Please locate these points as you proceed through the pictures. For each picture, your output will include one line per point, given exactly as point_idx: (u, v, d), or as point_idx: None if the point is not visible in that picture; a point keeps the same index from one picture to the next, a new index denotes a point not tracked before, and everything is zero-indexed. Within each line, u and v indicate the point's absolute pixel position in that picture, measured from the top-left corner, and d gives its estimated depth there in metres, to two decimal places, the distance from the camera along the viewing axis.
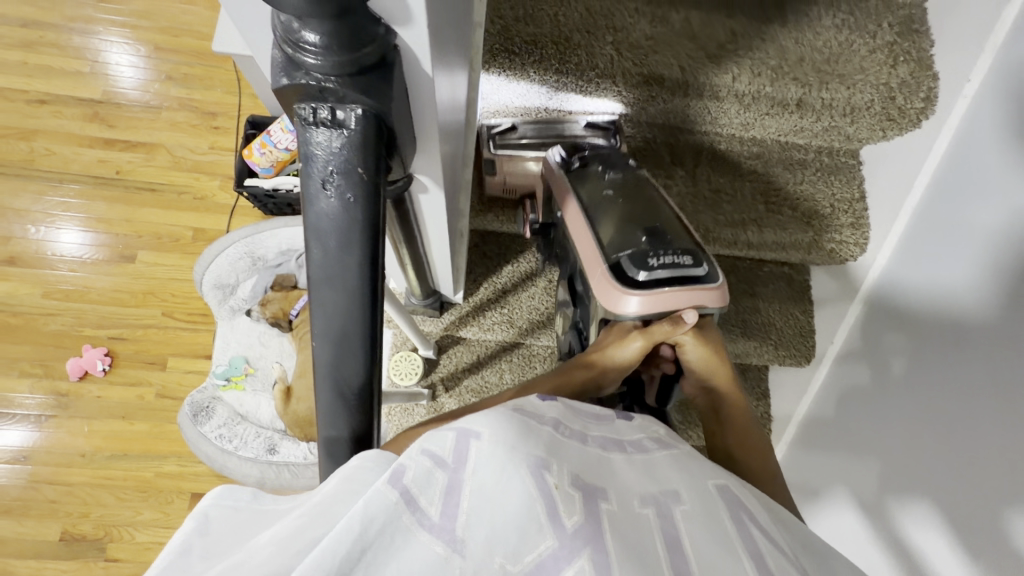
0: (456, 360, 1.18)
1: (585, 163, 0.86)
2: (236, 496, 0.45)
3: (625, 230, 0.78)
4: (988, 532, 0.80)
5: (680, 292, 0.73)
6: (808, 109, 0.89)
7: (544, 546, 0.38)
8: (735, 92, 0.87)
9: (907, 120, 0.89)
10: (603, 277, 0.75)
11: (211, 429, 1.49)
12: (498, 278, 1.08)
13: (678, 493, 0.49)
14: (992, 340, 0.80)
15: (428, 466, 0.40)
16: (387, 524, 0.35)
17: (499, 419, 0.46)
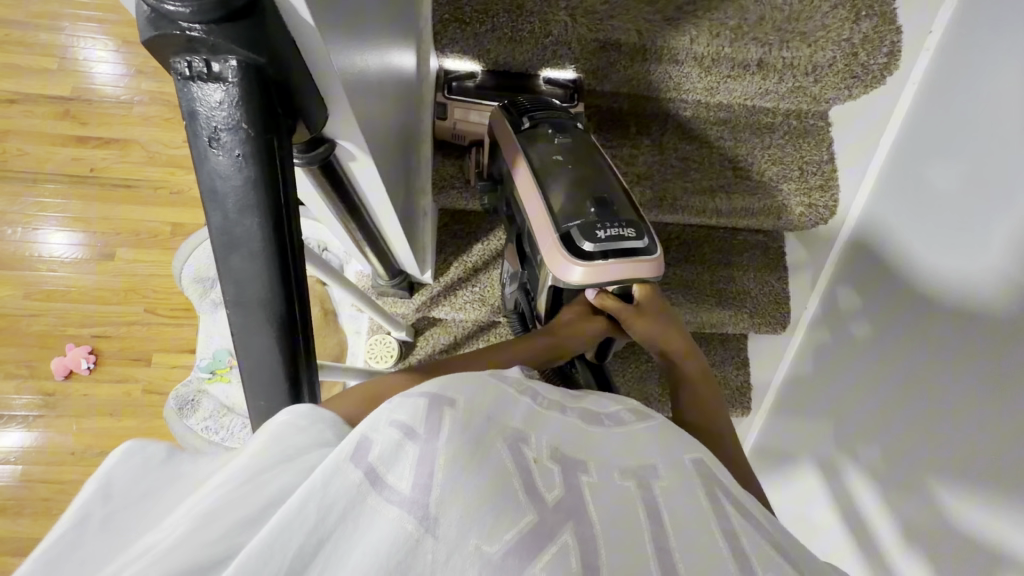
0: (434, 343, 1.20)
1: (536, 125, 0.81)
2: (150, 452, 0.36)
3: (573, 196, 0.75)
4: (950, 477, 0.82)
5: (624, 264, 0.72)
6: (769, 70, 0.87)
7: (524, 522, 0.36)
8: (694, 55, 0.85)
9: (871, 77, 0.88)
10: (551, 248, 0.73)
11: (196, 421, 1.53)
12: (468, 257, 1.07)
13: (656, 469, 0.47)
14: (955, 287, 0.82)
15: (396, 436, 0.36)
16: (347, 509, 0.32)
17: (468, 389, 0.43)
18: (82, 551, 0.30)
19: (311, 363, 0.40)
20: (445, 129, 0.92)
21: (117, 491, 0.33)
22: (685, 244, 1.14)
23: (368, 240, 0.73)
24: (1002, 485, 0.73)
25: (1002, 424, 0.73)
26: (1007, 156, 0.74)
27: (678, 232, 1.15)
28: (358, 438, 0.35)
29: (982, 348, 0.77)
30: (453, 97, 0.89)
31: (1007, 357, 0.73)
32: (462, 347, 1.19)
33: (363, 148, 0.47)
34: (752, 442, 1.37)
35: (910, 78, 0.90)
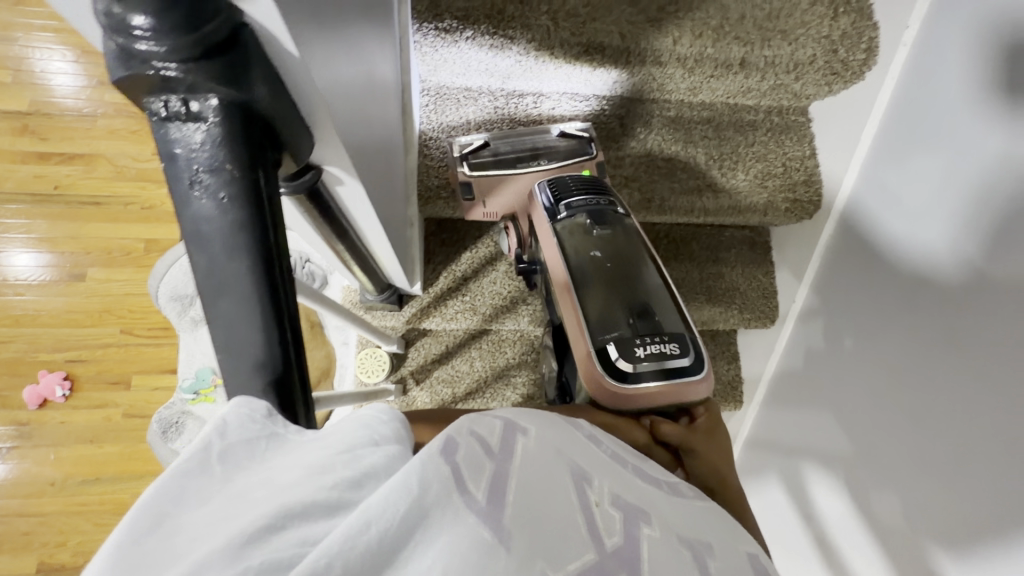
0: (425, 352, 1.19)
1: (572, 215, 0.83)
2: (255, 405, 0.32)
3: (611, 306, 0.77)
4: (935, 476, 0.83)
5: (662, 388, 0.72)
6: (752, 68, 0.87)
7: (585, 557, 0.36)
8: (677, 56, 0.84)
9: (851, 73, 0.88)
10: (588, 361, 0.75)
11: (180, 443, 1.46)
12: (457, 266, 1.05)
13: (711, 547, 0.45)
14: (939, 286, 0.83)
15: (476, 448, 0.38)
16: (440, 494, 0.31)
17: (540, 423, 0.46)
18: (204, 485, 0.27)
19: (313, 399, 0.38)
20: (474, 207, 0.91)
21: (232, 429, 0.30)
22: (672, 241, 1.14)
23: (355, 256, 0.71)
24: (987, 489, 0.74)
25: (990, 418, 0.74)
26: (987, 156, 0.75)
27: (666, 230, 1.15)
28: (444, 440, 0.36)
29: (970, 349, 0.77)
30: (474, 173, 0.88)
31: (993, 358, 0.73)
32: (454, 356, 1.19)
33: (351, 173, 0.45)
34: (744, 434, 1.39)
35: (889, 71, 0.90)
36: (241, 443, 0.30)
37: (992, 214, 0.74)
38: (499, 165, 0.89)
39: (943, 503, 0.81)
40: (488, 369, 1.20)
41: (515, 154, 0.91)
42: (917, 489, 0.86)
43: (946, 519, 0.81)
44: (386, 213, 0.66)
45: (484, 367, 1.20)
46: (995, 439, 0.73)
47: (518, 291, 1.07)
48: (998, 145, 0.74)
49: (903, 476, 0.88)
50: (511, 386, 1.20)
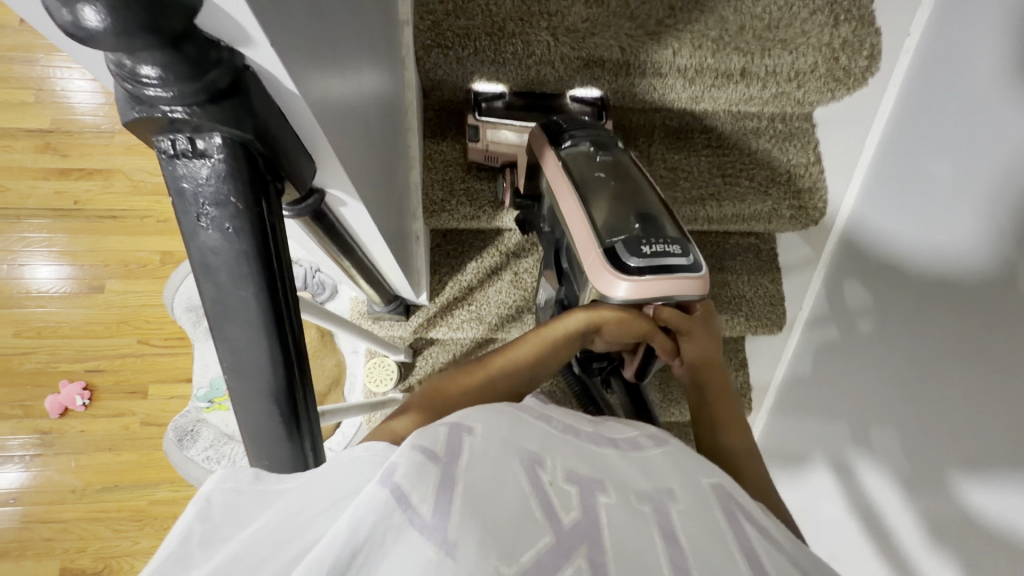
0: (432, 362, 1.19)
1: (577, 142, 0.80)
2: (238, 476, 0.37)
3: (617, 213, 0.74)
4: (953, 482, 0.82)
5: (668, 280, 0.69)
6: (753, 78, 0.87)
7: (542, 543, 0.38)
8: (677, 67, 0.84)
9: (852, 80, 0.88)
10: (593, 263, 0.72)
11: (196, 451, 1.48)
12: (463, 275, 1.07)
13: (671, 493, 0.48)
14: (949, 290, 0.82)
15: (419, 458, 0.37)
16: (379, 521, 0.32)
17: (489, 419, 0.46)
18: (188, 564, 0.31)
19: (317, 416, 0.40)
20: (477, 150, 0.88)
21: (215, 508, 0.35)
22: None
23: (359, 271, 0.72)
24: (1008, 496, 0.73)
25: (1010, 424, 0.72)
26: (992, 160, 0.75)
27: None
28: (382, 463, 0.36)
29: (984, 353, 0.76)
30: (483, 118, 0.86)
31: (1009, 364, 0.72)
32: None
33: (353, 195, 0.46)
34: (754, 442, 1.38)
35: (892, 78, 0.90)
36: (223, 519, 0.34)
37: (1000, 218, 0.74)
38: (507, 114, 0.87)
39: (964, 509, 0.80)
40: None
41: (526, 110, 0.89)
42: (938, 494, 0.85)
43: (964, 526, 0.81)
44: (388, 229, 0.67)
45: None
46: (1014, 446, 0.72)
47: (523, 300, 1.08)
48: (1008, 147, 0.73)
49: (924, 481, 0.87)
50: None
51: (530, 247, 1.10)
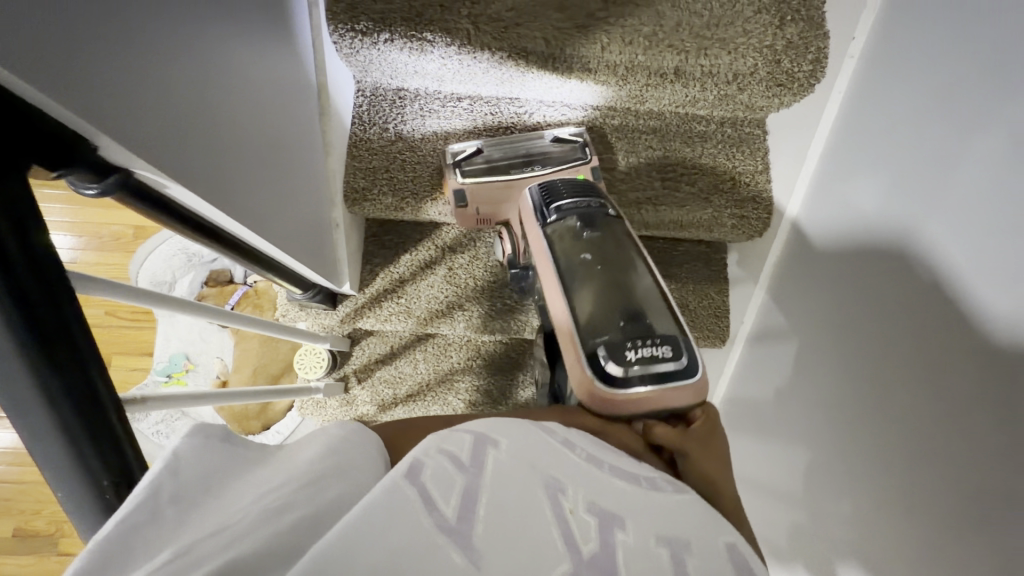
0: (369, 352, 1.19)
1: (563, 217, 0.80)
2: (206, 440, 0.41)
3: (601, 310, 0.72)
4: (861, 521, 0.76)
5: (657, 395, 0.66)
6: (688, 78, 0.83)
7: (559, 570, 0.39)
8: (606, 63, 0.81)
9: (798, 85, 0.83)
10: (577, 368, 0.69)
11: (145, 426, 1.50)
12: (396, 268, 1.05)
13: (689, 545, 0.45)
14: (877, 313, 0.76)
15: (448, 464, 0.43)
16: (405, 519, 0.37)
17: (513, 436, 0.50)
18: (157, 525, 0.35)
19: (110, 387, 0.41)
20: (468, 215, 0.90)
21: (183, 466, 0.39)
22: None
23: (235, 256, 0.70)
24: (908, 541, 0.67)
25: (912, 452, 0.67)
26: (928, 177, 0.69)
27: None
28: (411, 462, 0.42)
29: (899, 380, 0.71)
30: (467, 180, 0.88)
31: (919, 393, 0.67)
32: (398, 357, 1.19)
33: (162, 176, 0.45)
34: None
35: (834, 87, 0.88)
36: (194, 482, 0.39)
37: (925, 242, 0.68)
38: (491, 172, 0.89)
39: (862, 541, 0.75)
40: (430, 372, 1.19)
41: (508, 161, 0.91)
42: (843, 524, 0.79)
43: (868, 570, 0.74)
44: (259, 211, 0.66)
45: (428, 370, 1.19)
46: (915, 477, 0.66)
47: (454, 296, 1.05)
48: (932, 162, 0.69)
49: (832, 510, 0.82)
50: (453, 391, 1.19)
51: (467, 243, 1.07)
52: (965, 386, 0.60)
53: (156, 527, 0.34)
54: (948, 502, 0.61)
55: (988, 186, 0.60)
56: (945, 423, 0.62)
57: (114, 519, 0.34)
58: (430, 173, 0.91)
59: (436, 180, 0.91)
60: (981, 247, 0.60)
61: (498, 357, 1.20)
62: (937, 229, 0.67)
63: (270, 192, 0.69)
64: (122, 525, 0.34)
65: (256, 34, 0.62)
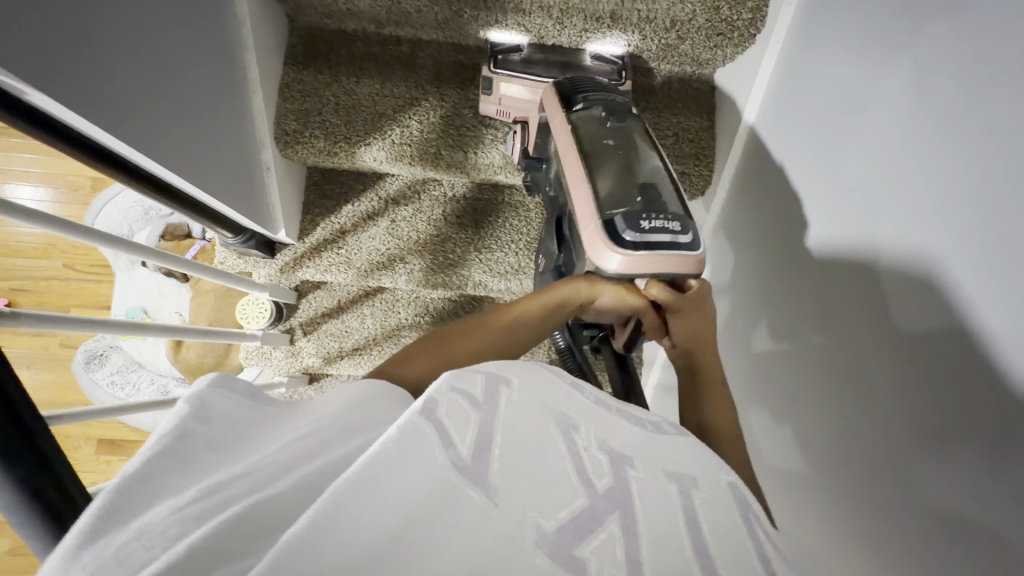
0: (316, 306, 1.19)
1: (589, 106, 0.76)
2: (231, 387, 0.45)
3: (621, 184, 0.69)
4: (786, 484, 0.75)
5: (662, 258, 0.65)
6: (625, 24, 0.81)
7: (576, 505, 0.39)
8: (540, 4, 0.79)
9: (737, 34, 0.82)
10: (592, 233, 0.67)
11: (103, 376, 1.50)
12: (337, 219, 1.04)
13: (695, 481, 0.45)
14: (798, 268, 0.75)
15: (462, 403, 0.41)
16: (438, 488, 0.35)
17: (525, 374, 0.49)
18: (175, 463, 0.36)
19: None
20: (490, 103, 0.87)
21: (213, 411, 0.42)
22: None
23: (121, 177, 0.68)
24: (819, 499, 0.67)
25: (811, 401, 0.70)
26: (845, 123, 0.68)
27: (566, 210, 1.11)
28: (425, 400, 0.39)
29: (815, 335, 0.70)
30: (499, 71, 0.85)
31: (830, 348, 0.67)
32: (345, 311, 1.19)
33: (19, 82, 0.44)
34: None
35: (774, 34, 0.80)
36: (221, 420, 0.42)
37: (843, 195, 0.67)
38: (527, 68, 0.86)
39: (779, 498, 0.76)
40: (378, 327, 1.19)
41: (545, 65, 0.88)
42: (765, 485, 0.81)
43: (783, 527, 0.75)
44: (172, 142, 0.66)
45: (375, 325, 1.19)
46: (830, 438, 0.66)
47: (395, 249, 1.04)
48: (836, 114, 0.67)
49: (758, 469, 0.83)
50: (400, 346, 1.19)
51: (410, 195, 1.06)
52: (851, 341, 0.63)
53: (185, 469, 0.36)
54: (834, 451, 0.65)
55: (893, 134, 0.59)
56: (833, 374, 0.66)
57: (141, 458, 0.36)
58: (365, 117, 0.89)
59: (370, 125, 0.89)
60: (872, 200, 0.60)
61: (446, 315, 1.19)
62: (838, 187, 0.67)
63: (179, 117, 0.67)
64: (149, 468, 0.35)
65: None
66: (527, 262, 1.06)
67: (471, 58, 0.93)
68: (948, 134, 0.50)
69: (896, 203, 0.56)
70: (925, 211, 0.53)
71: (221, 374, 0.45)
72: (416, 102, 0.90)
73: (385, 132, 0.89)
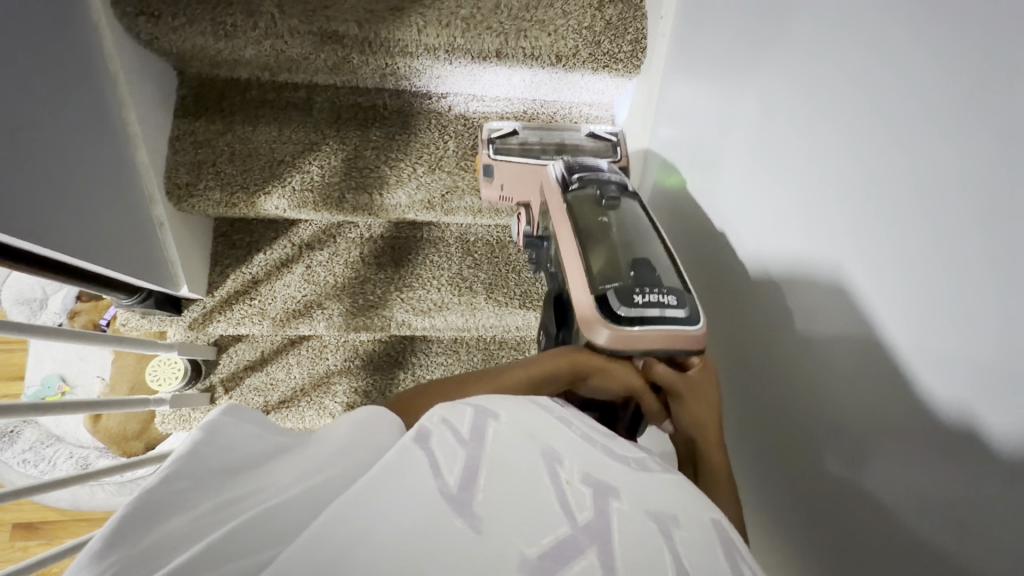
0: (237, 359, 1.14)
1: (584, 185, 0.78)
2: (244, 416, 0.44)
3: (614, 261, 0.69)
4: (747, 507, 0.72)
5: (658, 333, 0.63)
6: (512, 61, 0.82)
7: (557, 532, 0.37)
8: (426, 46, 0.80)
9: (622, 66, 0.84)
10: (587, 311, 0.66)
11: (14, 455, 1.38)
12: (248, 268, 1.01)
13: (675, 519, 0.41)
14: (723, 277, 0.75)
15: (449, 434, 0.41)
16: (428, 520, 0.35)
17: (514, 406, 0.47)
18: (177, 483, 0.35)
19: None
20: (491, 188, 0.89)
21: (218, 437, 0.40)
22: (487, 245, 1.09)
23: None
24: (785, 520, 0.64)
25: (760, 424, 0.68)
26: (727, 138, 0.70)
27: (482, 234, 1.10)
28: (416, 429, 0.41)
29: (752, 348, 0.69)
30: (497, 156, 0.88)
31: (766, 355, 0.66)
32: (271, 362, 1.14)
33: None
34: None
35: (655, 65, 0.86)
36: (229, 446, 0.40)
37: (743, 205, 0.68)
38: (524, 153, 0.89)
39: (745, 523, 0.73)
40: (306, 377, 1.14)
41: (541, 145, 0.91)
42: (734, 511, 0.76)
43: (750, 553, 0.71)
44: (35, 198, 0.60)
45: (302, 375, 1.14)
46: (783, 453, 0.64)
47: (313, 295, 1.01)
48: (728, 130, 0.70)
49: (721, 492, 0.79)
50: (331, 394, 1.14)
51: (326, 239, 1.04)
52: (796, 355, 0.60)
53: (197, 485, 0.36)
54: (802, 493, 0.60)
55: (774, 145, 0.61)
56: (794, 414, 0.61)
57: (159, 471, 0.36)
58: (263, 165, 0.87)
59: (269, 173, 0.87)
60: (793, 228, 0.59)
61: (376, 357, 1.16)
62: (751, 210, 0.66)
63: (40, 182, 0.62)
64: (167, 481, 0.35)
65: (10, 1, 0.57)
66: (449, 297, 1.04)
67: (369, 99, 0.94)
68: (853, 149, 0.49)
69: (812, 228, 0.56)
70: (830, 222, 0.53)
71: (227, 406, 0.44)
72: (316, 147, 0.89)
73: (285, 179, 0.87)
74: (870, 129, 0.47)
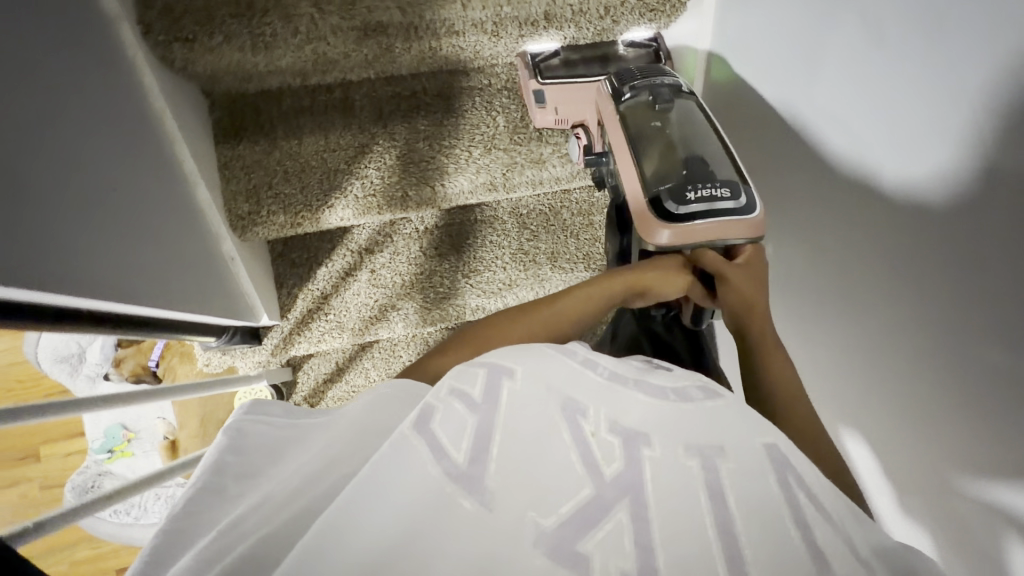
0: (315, 374, 1.14)
1: (636, 93, 0.76)
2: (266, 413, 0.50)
3: (667, 163, 0.71)
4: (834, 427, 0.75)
5: (718, 227, 0.67)
6: (560, 21, 0.79)
7: (579, 496, 0.40)
8: (473, 21, 0.76)
9: (668, 7, 0.82)
10: (642, 212, 0.70)
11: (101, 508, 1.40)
12: (314, 284, 0.99)
13: (722, 450, 0.44)
14: (800, 205, 0.74)
15: (459, 405, 0.44)
16: (439, 505, 0.38)
17: (538, 362, 0.49)
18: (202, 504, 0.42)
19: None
20: (546, 115, 0.86)
21: (242, 441, 0.47)
22: (542, 214, 1.08)
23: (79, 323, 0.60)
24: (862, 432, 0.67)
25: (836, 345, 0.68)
26: (809, 59, 0.68)
27: (534, 203, 1.08)
28: (420, 411, 0.43)
29: (826, 271, 0.69)
30: (548, 81, 0.86)
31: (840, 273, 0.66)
32: (348, 371, 1.15)
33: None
34: None
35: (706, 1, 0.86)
36: (259, 451, 0.47)
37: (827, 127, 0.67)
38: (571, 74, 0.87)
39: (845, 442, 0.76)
40: (384, 378, 1.15)
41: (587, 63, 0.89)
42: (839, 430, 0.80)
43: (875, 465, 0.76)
44: (105, 256, 0.56)
45: (380, 377, 1.15)
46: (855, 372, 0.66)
47: (384, 298, 1.01)
48: (807, 71, 0.68)
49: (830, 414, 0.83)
50: None
51: (383, 240, 1.02)
52: (871, 268, 0.61)
53: (221, 499, 0.43)
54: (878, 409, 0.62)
55: (858, 65, 0.60)
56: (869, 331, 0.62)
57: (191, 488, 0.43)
58: (320, 177, 0.83)
59: (328, 185, 0.84)
60: (876, 149, 0.58)
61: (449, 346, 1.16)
62: (831, 142, 0.66)
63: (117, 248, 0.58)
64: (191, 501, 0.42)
65: (53, 53, 0.52)
66: (516, 273, 1.04)
67: (408, 86, 0.90)
68: (952, 65, 0.48)
69: (901, 145, 0.55)
70: (914, 137, 0.53)
71: (250, 404, 0.51)
72: (367, 148, 0.85)
73: (345, 189, 0.84)
74: (974, 49, 0.46)
